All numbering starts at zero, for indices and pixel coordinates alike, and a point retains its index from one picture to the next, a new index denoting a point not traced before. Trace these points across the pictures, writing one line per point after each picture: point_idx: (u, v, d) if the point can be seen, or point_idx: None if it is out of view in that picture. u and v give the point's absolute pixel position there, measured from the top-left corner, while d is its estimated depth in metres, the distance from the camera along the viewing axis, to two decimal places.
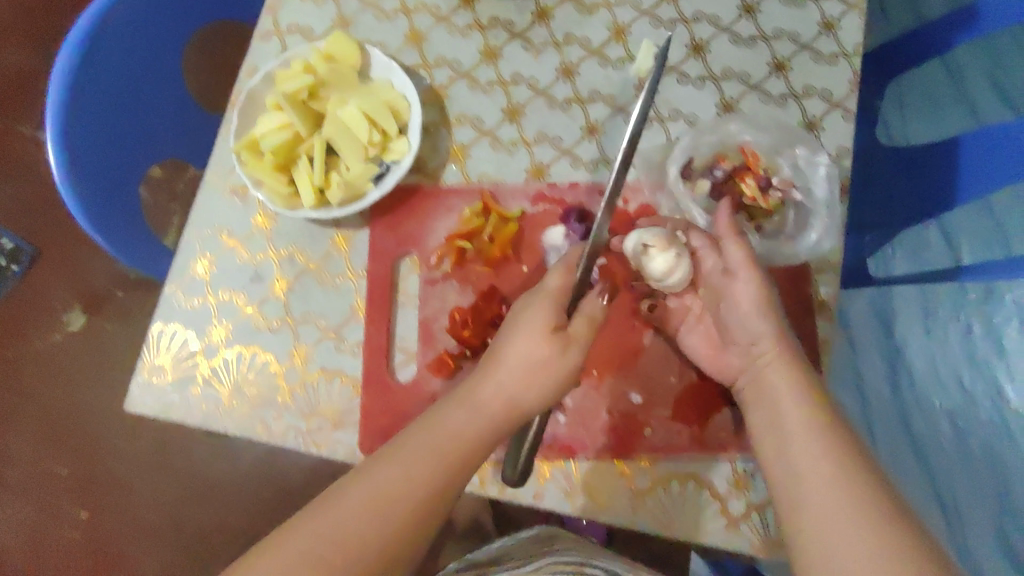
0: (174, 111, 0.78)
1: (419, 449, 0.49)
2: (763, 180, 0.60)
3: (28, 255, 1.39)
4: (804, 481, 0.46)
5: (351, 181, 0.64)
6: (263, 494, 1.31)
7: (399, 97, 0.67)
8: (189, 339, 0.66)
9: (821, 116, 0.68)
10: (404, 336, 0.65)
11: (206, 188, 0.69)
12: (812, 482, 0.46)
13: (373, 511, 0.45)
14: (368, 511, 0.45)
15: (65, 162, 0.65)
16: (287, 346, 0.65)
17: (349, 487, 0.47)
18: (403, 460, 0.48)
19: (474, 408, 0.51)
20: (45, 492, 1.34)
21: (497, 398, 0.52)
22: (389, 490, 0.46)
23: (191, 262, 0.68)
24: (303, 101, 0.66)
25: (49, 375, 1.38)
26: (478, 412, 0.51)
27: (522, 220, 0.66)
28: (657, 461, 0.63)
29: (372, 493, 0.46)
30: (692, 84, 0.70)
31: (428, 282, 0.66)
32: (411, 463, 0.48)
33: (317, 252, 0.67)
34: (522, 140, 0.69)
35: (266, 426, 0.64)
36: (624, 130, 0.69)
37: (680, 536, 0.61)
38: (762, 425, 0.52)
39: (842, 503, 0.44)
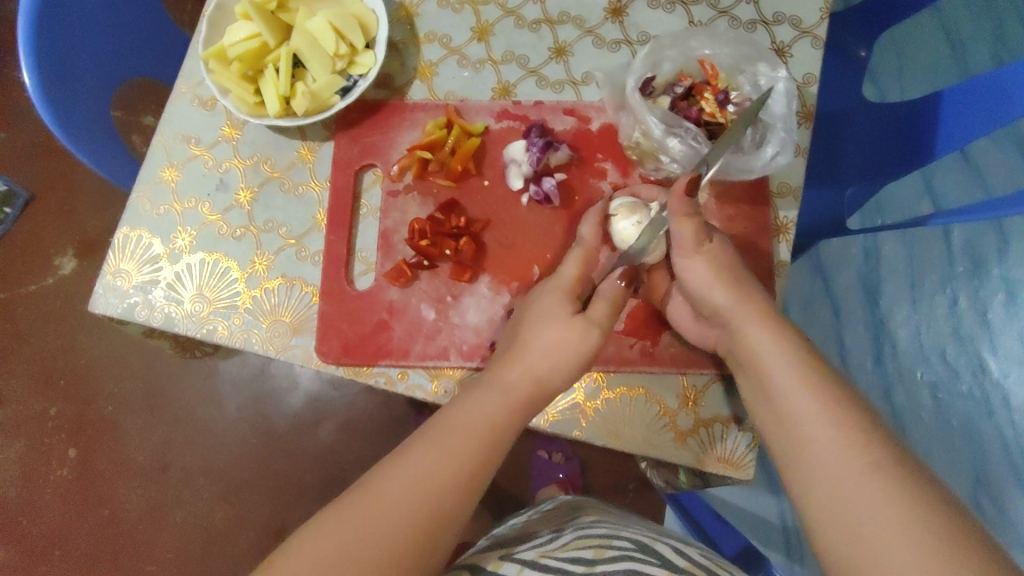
0: (139, 29, 0.80)
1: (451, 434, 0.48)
2: (721, 95, 0.61)
3: (23, 199, 1.36)
4: (807, 438, 0.45)
5: (315, 90, 0.65)
6: (253, 440, 1.29)
7: (367, 10, 0.67)
8: (153, 244, 0.67)
9: (790, 42, 0.68)
10: (364, 247, 0.67)
11: (175, 97, 0.70)
12: (817, 437, 0.45)
13: (414, 492, 0.44)
14: (404, 489, 0.44)
15: (36, 62, 0.66)
16: (249, 253, 0.67)
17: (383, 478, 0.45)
18: (439, 449, 0.47)
19: (502, 390, 0.52)
20: (32, 434, 1.30)
21: (525, 377, 0.53)
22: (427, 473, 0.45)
23: (159, 170, 0.69)
24: (272, 11, 0.65)
25: (40, 317, 1.34)
26: (507, 394, 0.52)
27: (485, 135, 0.67)
28: (610, 375, 0.64)
29: (412, 483, 0.44)
30: (661, 8, 0.70)
31: (389, 194, 0.67)
32: (449, 452, 0.47)
33: (283, 162, 0.69)
34: (489, 59, 0.70)
35: (225, 329, 0.64)
36: (591, 51, 0.69)
37: (629, 449, 0.62)
38: (748, 375, 0.53)
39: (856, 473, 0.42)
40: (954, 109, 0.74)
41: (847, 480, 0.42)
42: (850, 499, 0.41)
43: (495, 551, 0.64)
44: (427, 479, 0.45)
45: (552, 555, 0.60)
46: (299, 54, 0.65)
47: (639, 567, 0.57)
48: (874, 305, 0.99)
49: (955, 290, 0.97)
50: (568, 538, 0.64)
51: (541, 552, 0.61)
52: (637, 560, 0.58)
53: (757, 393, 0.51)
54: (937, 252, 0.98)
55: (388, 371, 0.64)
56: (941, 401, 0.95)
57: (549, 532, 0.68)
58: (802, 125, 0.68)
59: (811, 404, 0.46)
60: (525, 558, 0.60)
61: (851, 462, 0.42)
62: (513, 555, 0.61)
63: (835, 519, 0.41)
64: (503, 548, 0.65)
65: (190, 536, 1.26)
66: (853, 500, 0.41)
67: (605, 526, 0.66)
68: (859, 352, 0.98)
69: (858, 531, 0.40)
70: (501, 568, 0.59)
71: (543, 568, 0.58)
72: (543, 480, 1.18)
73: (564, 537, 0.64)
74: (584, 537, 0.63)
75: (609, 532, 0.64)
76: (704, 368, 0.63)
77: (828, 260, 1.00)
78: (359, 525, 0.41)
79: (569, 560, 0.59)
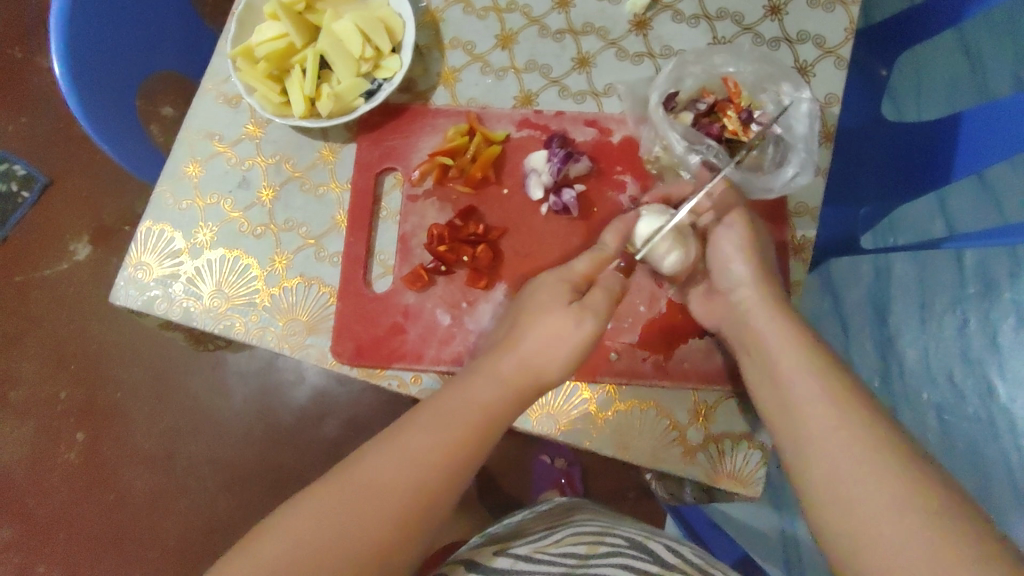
0: (166, 26, 0.81)
1: (429, 430, 0.45)
2: (744, 114, 0.62)
3: (41, 183, 1.37)
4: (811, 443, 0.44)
5: (339, 92, 0.65)
6: (258, 432, 1.30)
7: (393, 15, 0.67)
8: (174, 239, 0.68)
9: (813, 62, 0.68)
10: (382, 249, 0.68)
11: (200, 93, 0.71)
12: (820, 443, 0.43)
13: (402, 481, 0.43)
14: (366, 500, 0.41)
15: (67, 55, 0.67)
16: (268, 250, 0.68)
17: (376, 454, 0.44)
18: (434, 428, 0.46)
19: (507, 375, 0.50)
20: (42, 415, 1.32)
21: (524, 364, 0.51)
22: (396, 483, 0.43)
23: (182, 165, 0.70)
24: (300, 12, 0.66)
25: (54, 301, 1.35)
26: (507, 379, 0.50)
27: (505, 143, 0.68)
28: (622, 387, 0.64)
29: (408, 463, 0.44)
30: (686, 22, 0.70)
31: (409, 198, 0.68)
32: (444, 432, 0.46)
33: (304, 162, 0.70)
34: (512, 67, 0.71)
35: (241, 326, 0.65)
36: (614, 63, 0.70)
37: (637, 461, 0.62)
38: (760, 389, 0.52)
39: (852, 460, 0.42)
40: (977, 129, 0.73)
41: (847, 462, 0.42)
42: (849, 480, 0.42)
43: (491, 545, 0.66)
44: (408, 481, 0.43)
45: (545, 550, 0.62)
46: (326, 55, 0.66)
47: (628, 562, 0.58)
48: (883, 325, 1.01)
49: (966, 312, 0.98)
50: (562, 535, 0.65)
51: (535, 546, 0.63)
52: (627, 556, 0.59)
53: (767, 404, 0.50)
54: (947, 272, 0.99)
55: (402, 374, 0.65)
56: (948, 423, 0.98)
57: (542, 528, 0.69)
58: (822, 145, 0.68)
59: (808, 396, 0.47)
60: (519, 552, 0.62)
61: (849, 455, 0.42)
62: (508, 549, 0.63)
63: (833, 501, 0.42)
64: (498, 543, 0.66)
65: (192, 525, 1.27)
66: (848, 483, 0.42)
67: (600, 523, 0.68)
68: (868, 370, 1.00)
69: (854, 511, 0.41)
70: (495, 561, 0.61)
71: (535, 561, 0.60)
72: (543, 484, 1.20)
73: (557, 533, 0.66)
74: (577, 533, 0.64)
75: (604, 530, 0.65)
76: (716, 383, 0.63)
77: (839, 276, 1.01)
78: (316, 534, 0.40)
79: (561, 555, 0.60)
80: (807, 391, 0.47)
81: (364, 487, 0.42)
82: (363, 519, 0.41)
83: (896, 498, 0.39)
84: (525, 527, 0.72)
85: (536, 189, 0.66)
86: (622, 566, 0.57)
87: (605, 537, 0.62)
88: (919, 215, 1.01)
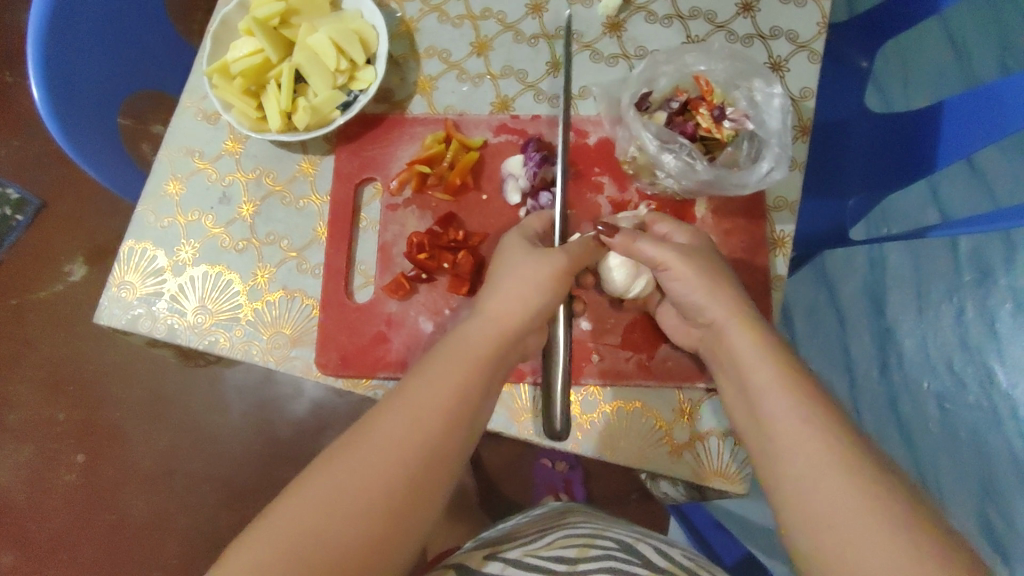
0: (145, 46, 0.81)
1: (403, 413, 0.45)
2: (717, 111, 0.61)
3: (34, 207, 1.38)
4: (786, 440, 0.44)
5: (315, 105, 0.66)
6: (257, 446, 1.30)
7: (367, 26, 0.68)
8: (157, 256, 0.68)
9: (788, 57, 0.69)
10: (364, 260, 0.68)
11: (180, 111, 0.72)
12: (796, 445, 0.43)
13: (383, 464, 0.42)
14: (341, 494, 0.41)
15: (45, 79, 0.68)
16: (250, 265, 0.68)
17: (356, 443, 0.43)
18: (408, 411, 0.45)
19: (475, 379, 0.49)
20: (41, 438, 1.32)
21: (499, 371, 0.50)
22: (361, 488, 0.41)
23: (164, 182, 0.70)
24: (274, 28, 0.66)
25: (50, 323, 1.36)
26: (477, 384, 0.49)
27: (483, 149, 0.68)
28: (605, 388, 0.64)
29: (387, 448, 0.43)
30: (659, 22, 0.71)
31: (388, 207, 0.68)
32: (419, 411, 0.45)
33: (284, 175, 0.70)
34: (488, 73, 0.71)
35: (226, 340, 0.65)
36: (589, 65, 0.70)
37: (625, 461, 0.62)
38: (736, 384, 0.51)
39: (821, 470, 0.41)
40: (958, 116, 0.73)
41: (818, 478, 0.41)
42: (817, 500, 0.41)
43: (482, 549, 0.66)
44: (390, 467, 0.42)
45: (537, 555, 0.61)
46: (301, 69, 0.66)
47: (619, 566, 0.57)
48: (880, 315, 1.09)
49: (961, 299, 1.03)
50: (552, 539, 0.65)
51: (527, 550, 0.62)
52: (617, 559, 0.59)
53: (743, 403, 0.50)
54: (944, 259, 1.05)
55: (386, 382, 0.65)
56: (947, 412, 1.02)
57: (534, 532, 0.69)
58: (799, 139, 0.68)
59: (782, 408, 0.45)
60: (509, 557, 0.62)
61: (815, 463, 0.42)
62: (499, 554, 0.63)
63: (799, 511, 0.41)
64: (489, 547, 0.66)
65: (194, 542, 1.27)
66: (813, 497, 0.41)
67: (590, 527, 0.68)
68: (864, 361, 1.09)
69: (832, 529, 0.39)
70: (485, 566, 0.61)
71: (524, 566, 0.59)
72: (542, 489, 1.20)
73: (548, 537, 0.66)
74: (568, 537, 0.64)
75: (594, 533, 0.65)
76: (700, 381, 0.63)
77: (833, 270, 1.12)
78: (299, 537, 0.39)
79: (551, 559, 0.60)
80: (769, 395, 0.46)
81: (324, 491, 0.41)
82: (346, 511, 0.40)
83: (865, 512, 0.39)
84: (517, 531, 0.72)
85: (513, 194, 0.66)
86: (611, 569, 0.57)
87: (596, 540, 0.62)
88: (912, 203, 1.06)
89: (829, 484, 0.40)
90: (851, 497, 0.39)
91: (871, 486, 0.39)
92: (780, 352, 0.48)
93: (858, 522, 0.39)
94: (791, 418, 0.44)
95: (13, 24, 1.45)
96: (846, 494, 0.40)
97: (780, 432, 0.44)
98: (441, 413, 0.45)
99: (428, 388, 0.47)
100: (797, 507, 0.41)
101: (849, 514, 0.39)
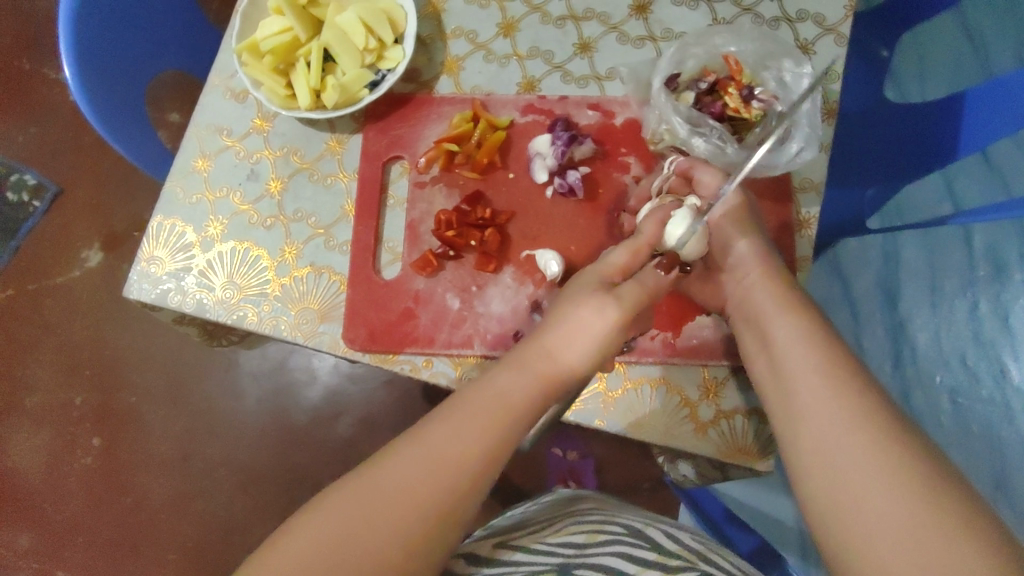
0: (173, 26, 0.82)
1: (457, 419, 0.46)
2: (746, 90, 0.62)
3: (52, 192, 1.39)
4: (812, 406, 0.45)
5: (344, 83, 0.66)
6: (272, 432, 1.31)
7: (396, 6, 0.68)
8: (185, 232, 0.69)
9: (814, 39, 0.69)
10: (391, 237, 0.69)
11: (209, 88, 0.72)
12: (820, 408, 0.44)
13: (428, 471, 0.43)
14: (388, 500, 0.42)
15: (76, 56, 0.68)
16: (278, 241, 0.68)
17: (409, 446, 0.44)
18: (461, 419, 0.46)
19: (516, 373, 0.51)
20: (58, 421, 1.33)
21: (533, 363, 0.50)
22: (400, 498, 0.42)
23: (192, 159, 0.71)
24: (304, 6, 0.67)
25: (67, 308, 1.37)
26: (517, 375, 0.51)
27: (510, 129, 0.69)
28: (631, 365, 0.65)
29: (437, 455, 0.44)
30: (686, 5, 0.71)
31: (416, 185, 0.69)
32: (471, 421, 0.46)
33: (312, 153, 0.71)
34: (515, 54, 0.71)
35: (255, 315, 0.66)
36: (616, 47, 0.70)
37: (650, 439, 0.62)
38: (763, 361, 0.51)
39: (854, 435, 0.41)
40: (984, 101, 0.73)
41: (843, 444, 0.42)
42: (841, 465, 0.41)
43: (491, 538, 0.66)
44: (436, 472, 0.43)
45: (545, 541, 0.62)
46: (330, 48, 0.67)
47: (627, 549, 0.58)
48: (892, 310, 1.08)
49: (976, 294, 1.06)
50: (562, 526, 0.65)
51: (536, 537, 0.63)
52: (626, 543, 0.59)
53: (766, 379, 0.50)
54: (958, 255, 1.07)
55: (413, 359, 0.65)
56: (958, 406, 1.05)
57: (545, 519, 0.69)
58: (825, 122, 0.68)
59: (814, 385, 0.45)
60: (520, 543, 0.62)
61: (841, 428, 0.42)
62: (507, 542, 0.63)
63: (817, 472, 0.42)
64: (500, 535, 0.66)
65: (209, 527, 1.28)
66: (834, 459, 0.42)
67: (602, 512, 0.68)
68: (880, 356, 1.06)
69: (851, 492, 0.40)
70: (497, 554, 0.61)
71: (536, 551, 0.60)
72: (554, 477, 1.20)
73: (559, 523, 0.66)
74: (579, 522, 0.65)
75: (604, 518, 0.65)
76: (725, 359, 0.64)
77: (850, 261, 1.05)
78: (344, 535, 0.40)
79: (562, 544, 0.60)
80: (799, 365, 0.47)
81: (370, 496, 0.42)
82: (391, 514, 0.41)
83: (883, 474, 0.39)
84: (529, 518, 0.72)
85: (540, 174, 0.67)
86: (620, 553, 0.57)
87: (604, 525, 0.62)
88: (925, 194, 1.05)
89: (853, 450, 0.41)
90: (873, 460, 0.40)
91: (893, 452, 0.40)
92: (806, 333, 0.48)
93: (877, 485, 0.39)
94: (817, 384, 0.45)
95: (31, 11, 1.46)
96: (868, 458, 0.40)
97: (805, 401, 0.45)
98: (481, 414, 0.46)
99: (463, 398, 0.48)
100: (820, 470, 0.42)
101: (871, 476, 0.39)
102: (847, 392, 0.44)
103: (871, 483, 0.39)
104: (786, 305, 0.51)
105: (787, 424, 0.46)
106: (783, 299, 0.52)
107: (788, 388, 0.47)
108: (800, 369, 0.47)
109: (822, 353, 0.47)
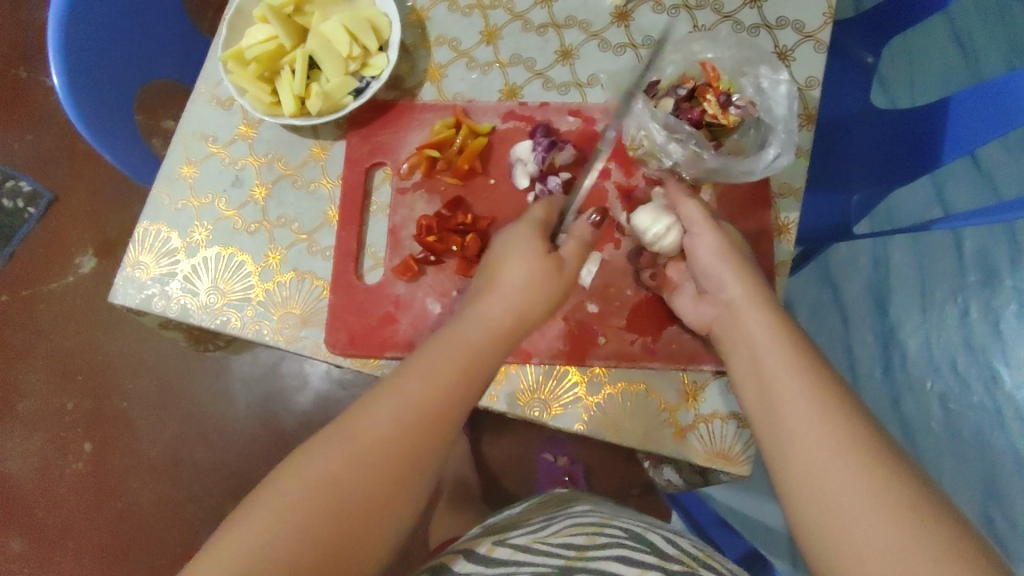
0: (163, 35, 0.83)
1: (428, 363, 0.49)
2: (723, 96, 0.62)
3: (47, 199, 1.40)
4: (797, 428, 0.44)
5: (328, 90, 0.67)
6: (262, 438, 1.31)
7: (380, 14, 0.69)
8: (171, 238, 0.69)
9: (793, 47, 0.70)
10: (373, 242, 0.69)
11: (195, 96, 0.73)
12: (806, 428, 0.43)
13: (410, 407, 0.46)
14: (379, 434, 0.44)
15: (64, 64, 0.69)
16: (262, 247, 0.69)
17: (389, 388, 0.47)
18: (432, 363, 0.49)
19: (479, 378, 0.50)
20: (51, 425, 1.33)
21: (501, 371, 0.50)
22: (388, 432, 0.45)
23: (177, 165, 0.72)
24: (288, 15, 0.67)
25: (60, 314, 1.37)
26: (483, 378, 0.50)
27: (492, 135, 0.70)
28: (610, 369, 0.65)
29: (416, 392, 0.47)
30: (666, 12, 0.72)
31: (398, 191, 0.69)
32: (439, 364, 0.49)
33: (295, 160, 0.71)
34: (497, 61, 0.72)
35: (238, 320, 0.66)
36: (597, 54, 0.71)
37: (629, 442, 0.63)
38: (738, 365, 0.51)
39: (837, 455, 0.41)
40: (963, 108, 0.74)
41: (826, 463, 0.41)
42: (830, 485, 0.41)
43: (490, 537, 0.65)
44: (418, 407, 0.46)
45: (545, 542, 0.61)
46: (314, 56, 0.68)
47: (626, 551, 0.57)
48: (884, 315, 1.07)
49: (967, 300, 1.07)
50: (561, 527, 0.64)
51: (534, 537, 0.62)
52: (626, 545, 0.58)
53: (750, 385, 0.49)
54: (948, 261, 1.07)
55: (394, 362, 0.66)
56: (951, 412, 1.05)
57: (542, 520, 0.69)
58: (804, 127, 0.69)
59: (800, 408, 0.44)
60: (518, 544, 0.61)
61: (827, 447, 0.42)
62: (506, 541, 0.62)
63: (807, 496, 0.41)
64: (496, 536, 0.66)
65: (199, 532, 1.28)
66: (824, 483, 0.41)
67: (597, 515, 0.67)
68: (869, 362, 1.06)
69: (835, 513, 0.40)
70: (496, 553, 0.60)
71: (536, 552, 0.59)
72: (545, 482, 1.21)
73: (556, 525, 0.65)
74: (575, 525, 0.64)
75: (600, 521, 0.65)
76: (703, 364, 0.64)
77: (837, 266, 1.08)
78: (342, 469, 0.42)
79: (560, 545, 0.59)
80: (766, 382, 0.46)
81: (351, 446, 0.44)
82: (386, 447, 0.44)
83: (869, 494, 0.39)
84: (522, 519, 0.71)
85: (522, 179, 0.68)
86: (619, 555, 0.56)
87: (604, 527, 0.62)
88: (915, 198, 1.06)
89: (837, 478, 0.41)
90: (857, 480, 0.40)
91: (877, 472, 0.40)
92: (773, 340, 0.49)
93: (865, 506, 0.39)
94: (796, 404, 0.45)
95: (27, 20, 1.47)
96: (855, 478, 0.40)
97: (788, 420, 0.44)
98: (449, 362, 0.49)
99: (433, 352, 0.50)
100: (808, 490, 0.42)
101: (856, 502, 0.39)
102: (833, 416, 0.43)
103: (857, 508, 0.39)
104: (761, 315, 0.51)
105: (772, 444, 0.46)
106: (756, 308, 0.52)
107: (767, 404, 0.46)
108: (785, 389, 0.46)
109: (787, 361, 0.47)
